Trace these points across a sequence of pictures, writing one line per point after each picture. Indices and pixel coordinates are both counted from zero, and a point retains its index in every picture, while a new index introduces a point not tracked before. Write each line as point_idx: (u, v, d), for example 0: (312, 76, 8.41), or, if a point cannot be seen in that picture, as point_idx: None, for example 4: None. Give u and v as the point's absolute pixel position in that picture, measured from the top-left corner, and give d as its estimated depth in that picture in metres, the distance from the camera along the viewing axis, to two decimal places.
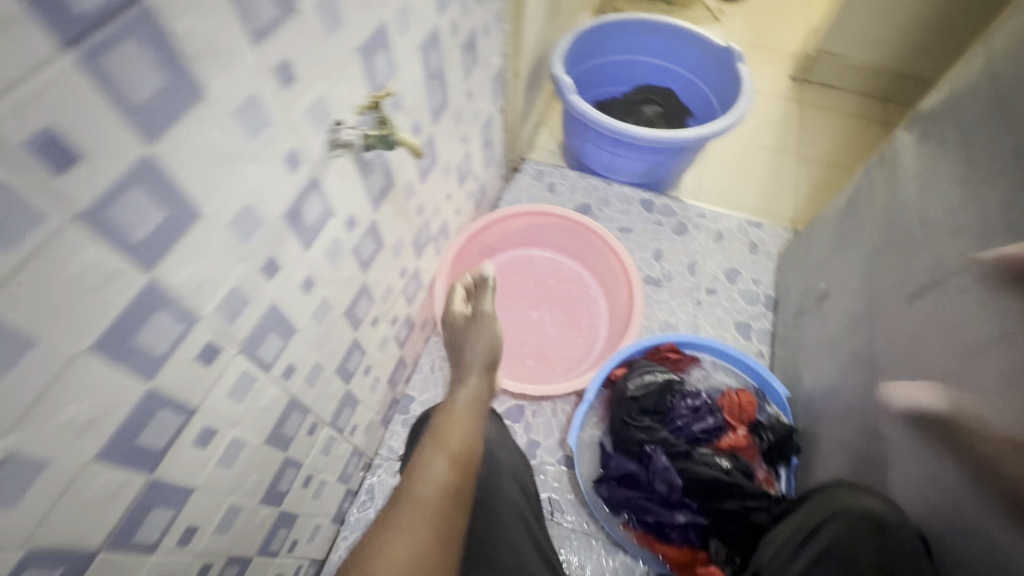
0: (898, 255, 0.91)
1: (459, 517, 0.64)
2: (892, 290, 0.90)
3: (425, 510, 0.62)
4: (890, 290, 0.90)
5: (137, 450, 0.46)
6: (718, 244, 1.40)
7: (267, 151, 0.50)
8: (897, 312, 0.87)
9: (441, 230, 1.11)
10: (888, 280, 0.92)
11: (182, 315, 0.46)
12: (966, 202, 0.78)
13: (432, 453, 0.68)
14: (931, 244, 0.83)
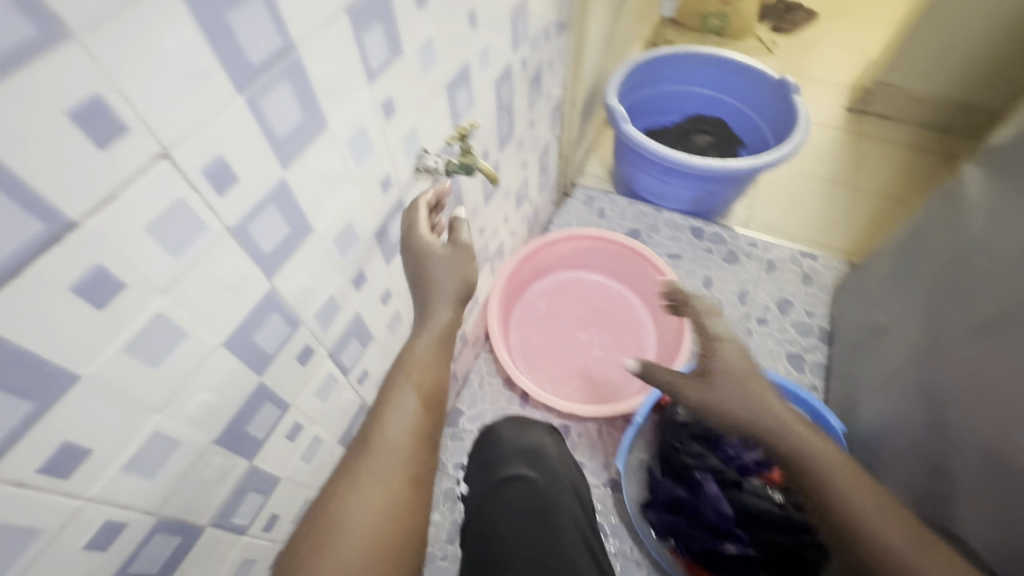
0: (963, 290, 0.89)
1: (424, 457, 0.67)
2: (958, 326, 0.88)
3: (393, 452, 0.64)
4: (956, 326, 0.88)
5: (243, 438, 0.51)
6: (769, 274, 1.40)
7: (367, 175, 0.56)
8: (960, 347, 0.86)
9: (497, 251, 1.16)
10: (953, 317, 0.90)
11: (289, 318, 0.52)
12: None
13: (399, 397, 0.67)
14: (1000, 281, 0.81)
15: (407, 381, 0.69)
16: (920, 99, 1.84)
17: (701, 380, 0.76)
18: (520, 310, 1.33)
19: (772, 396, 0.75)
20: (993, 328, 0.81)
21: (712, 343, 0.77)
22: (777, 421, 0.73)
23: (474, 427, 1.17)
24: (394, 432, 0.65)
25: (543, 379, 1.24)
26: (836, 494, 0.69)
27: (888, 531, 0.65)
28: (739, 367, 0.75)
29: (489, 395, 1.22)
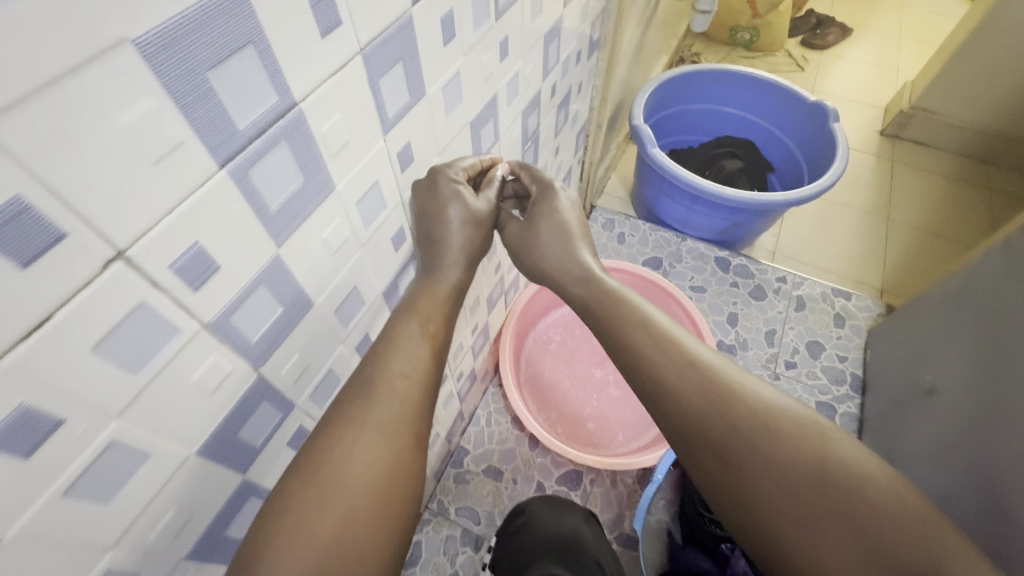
0: None
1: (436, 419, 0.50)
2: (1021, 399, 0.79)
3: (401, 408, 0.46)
4: (1019, 398, 0.79)
5: (222, 541, 0.44)
6: (799, 313, 1.31)
7: (377, 233, 0.49)
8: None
9: (512, 282, 1.09)
10: (1016, 387, 0.80)
11: (281, 404, 0.44)
12: None
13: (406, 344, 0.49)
14: None
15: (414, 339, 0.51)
16: (961, 128, 1.74)
17: (524, 225, 0.62)
18: (532, 343, 1.25)
19: (585, 248, 0.61)
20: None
21: (547, 194, 0.62)
22: (581, 278, 0.59)
23: (479, 469, 1.10)
24: (403, 385, 0.47)
25: (553, 419, 1.16)
26: (649, 359, 0.50)
27: (724, 398, 0.46)
28: (570, 221, 0.61)
29: (497, 434, 1.14)
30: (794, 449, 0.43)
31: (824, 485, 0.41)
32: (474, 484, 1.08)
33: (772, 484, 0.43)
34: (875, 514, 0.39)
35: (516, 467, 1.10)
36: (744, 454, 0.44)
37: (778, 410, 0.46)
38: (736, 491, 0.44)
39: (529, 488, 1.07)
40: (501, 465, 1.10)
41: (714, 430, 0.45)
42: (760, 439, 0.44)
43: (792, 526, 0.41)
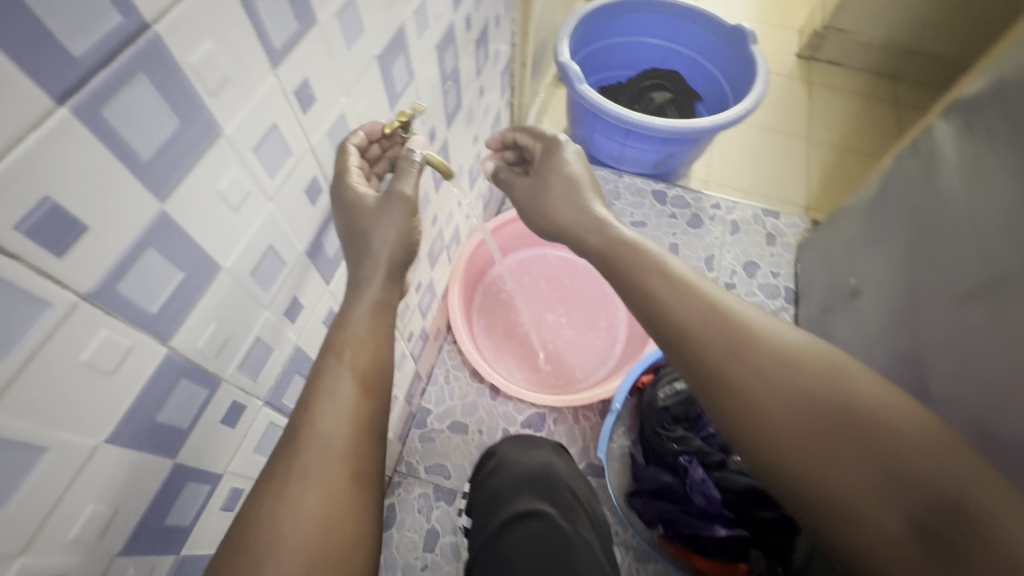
0: (939, 249, 0.85)
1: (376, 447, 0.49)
2: (936, 287, 0.84)
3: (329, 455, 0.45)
4: (933, 287, 0.84)
5: (163, 531, 0.41)
6: (734, 236, 1.36)
7: (287, 184, 0.44)
8: (942, 312, 0.81)
9: (453, 236, 1.06)
10: (930, 278, 0.86)
11: (206, 379, 0.41)
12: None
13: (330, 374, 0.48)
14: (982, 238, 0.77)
15: (340, 362, 0.49)
16: (867, 45, 1.81)
17: (536, 182, 0.65)
18: (483, 296, 1.24)
19: (594, 199, 0.62)
20: (969, 292, 0.77)
21: (556, 150, 0.65)
22: (596, 226, 0.59)
23: (443, 427, 1.10)
24: (327, 431, 0.46)
25: (512, 366, 1.18)
26: (668, 306, 0.50)
27: (744, 340, 0.47)
28: (576, 172, 0.63)
29: (457, 390, 1.14)
30: (819, 391, 0.44)
31: (847, 427, 0.42)
32: (440, 441, 1.08)
33: (799, 428, 0.43)
34: (903, 451, 0.40)
35: (480, 418, 1.11)
36: (766, 398, 0.45)
37: (801, 353, 0.46)
38: (755, 434, 0.45)
39: (495, 436, 1.09)
40: (466, 418, 1.11)
41: (737, 375, 0.46)
42: (782, 383, 0.45)
43: (818, 466, 0.42)
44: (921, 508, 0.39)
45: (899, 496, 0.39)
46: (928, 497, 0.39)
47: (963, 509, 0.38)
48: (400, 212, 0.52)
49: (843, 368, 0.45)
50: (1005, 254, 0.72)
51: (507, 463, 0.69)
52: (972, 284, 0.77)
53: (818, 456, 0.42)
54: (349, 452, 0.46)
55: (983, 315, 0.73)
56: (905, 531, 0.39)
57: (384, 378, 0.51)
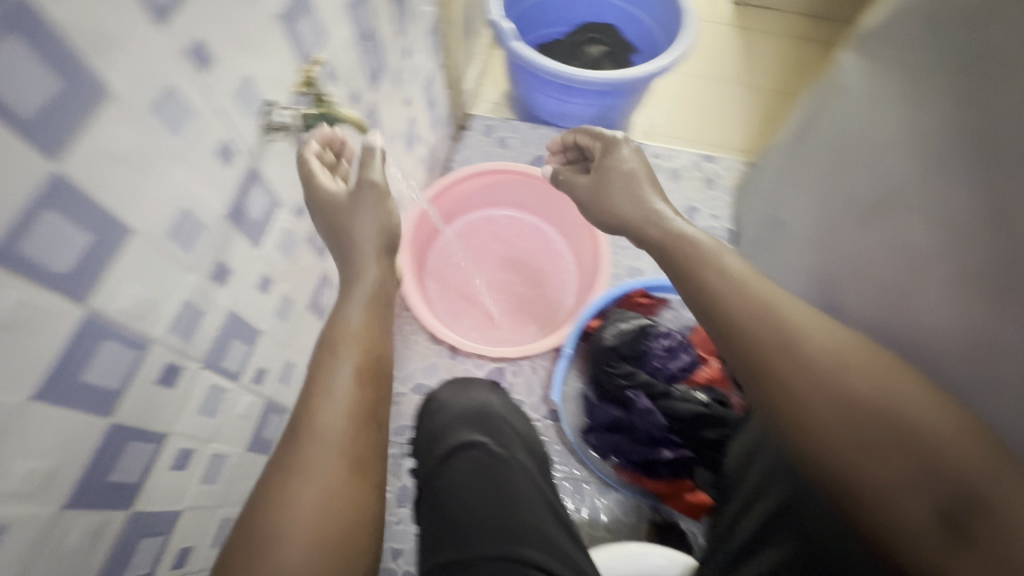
0: (854, 173, 0.88)
1: (374, 436, 0.55)
2: (848, 208, 0.88)
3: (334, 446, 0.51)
4: (847, 209, 0.89)
5: (110, 488, 0.43)
6: (675, 183, 1.41)
7: (194, 146, 0.45)
8: (853, 232, 0.86)
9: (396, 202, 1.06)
10: (842, 201, 0.90)
11: (132, 341, 0.42)
12: (924, 114, 0.74)
13: (329, 374, 0.53)
14: (891, 155, 0.79)
15: (338, 360, 0.54)
16: None
17: (596, 180, 0.76)
18: (435, 261, 1.26)
19: (655, 197, 0.71)
20: (872, 208, 0.82)
21: (613, 148, 0.77)
22: (658, 221, 0.68)
23: (405, 389, 1.14)
24: (332, 427, 0.51)
25: (470, 327, 1.21)
26: (725, 306, 0.58)
27: (792, 341, 0.54)
28: (632, 167, 0.74)
29: (416, 353, 1.17)
30: (857, 386, 0.51)
31: (883, 422, 0.49)
32: (403, 403, 1.12)
33: (837, 417, 0.50)
34: (932, 441, 0.47)
35: (441, 378, 1.15)
36: (810, 392, 0.52)
37: (841, 350, 0.53)
38: (797, 423, 0.53)
39: None
40: (427, 380, 1.14)
41: (782, 365, 0.54)
42: (826, 378, 0.52)
43: (851, 452, 0.49)
44: (944, 490, 0.46)
45: (925, 480, 0.46)
46: (950, 481, 0.46)
47: (984, 502, 0.44)
48: (372, 200, 0.58)
49: (880, 365, 0.52)
50: (898, 167, 0.78)
51: (444, 404, 0.74)
52: (874, 200, 0.82)
53: (854, 445, 0.49)
54: (350, 444, 0.52)
55: (884, 228, 0.79)
56: (927, 508, 0.46)
57: (381, 370, 0.57)
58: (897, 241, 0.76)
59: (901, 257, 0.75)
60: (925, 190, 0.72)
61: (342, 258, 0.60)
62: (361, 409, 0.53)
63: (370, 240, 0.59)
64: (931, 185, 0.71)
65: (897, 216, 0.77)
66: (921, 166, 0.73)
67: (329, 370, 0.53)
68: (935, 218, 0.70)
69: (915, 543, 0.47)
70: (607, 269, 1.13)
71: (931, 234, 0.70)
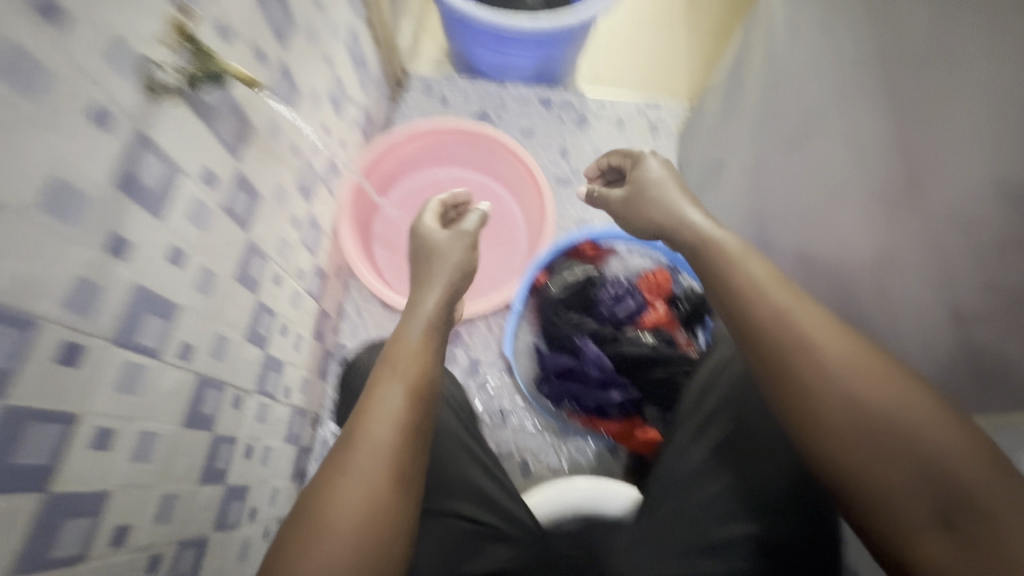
0: (777, 104, 0.85)
1: (417, 452, 0.62)
2: (771, 140, 0.87)
3: (379, 454, 0.59)
4: (769, 140, 0.87)
5: (17, 470, 0.42)
6: (620, 132, 1.40)
7: (55, 109, 0.42)
8: (776, 163, 0.85)
9: (330, 168, 1.03)
10: (767, 131, 0.88)
11: (16, 319, 0.40)
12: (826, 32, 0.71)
13: (382, 388, 0.63)
14: (803, 79, 0.77)
15: (394, 379, 0.64)
16: None
17: (633, 191, 0.79)
18: (380, 227, 1.23)
19: (691, 206, 0.72)
20: (786, 137, 0.81)
21: (642, 161, 0.82)
22: (690, 227, 0.69)
23: None
24: (380, 434, 0.60)
25: None
26: (743, 311, 0.59)
27: (808, 347, 0.55)
28: (660, 175, 0.77)
29: (371, 321, 1.18)
30: (869, 397, 0.51)
31: (894, 432, 0.50)
32: None
33: (851, 425, 0.51)
34: (933, 448, 0.48)
35: None
36: (825, 399, 0.53)
37: (859, 361, 0.53)
38: (810, 428, 0.54)
39: None
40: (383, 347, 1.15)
41: (800, 373, 0.55)
42: (840, 386, 0.52)
43: (859, 457, 0.51)
44: (946, 499, 0.47)
45: (928, 488, 0.48)
46: (951, 490, 0.47)
47: (977, 507, 0.46)
48: (463, 244, 0.83)
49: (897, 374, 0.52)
50: (807, 88, 0.75)
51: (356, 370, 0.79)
52: (787, 127, 0.81)
53: (863, 449, 0.51)
54: (394, 451, 0.60)
55: (796, 156, 0.78)
56: (927, 510, 0.48)
57: (430, 389, 0.66)
58: (807, 165, 0.75)
59: (811, 183, 0.74)
60: (827, 109, 0.71)
61: (417, 284, 0.79)
62: (409, 421, 0.62)
63: (445, 280, 0.78)
64: (833, 104, 0.69)
65: (806, 141, 0.75)
66: (826, 83, 0.71)
67: (383, 382, 0.64)
68: (836, 136, 0.69)
69: (913, 545, 0.48)
70: (553, 222, 1.13)
71: (835, 153, 0.69)
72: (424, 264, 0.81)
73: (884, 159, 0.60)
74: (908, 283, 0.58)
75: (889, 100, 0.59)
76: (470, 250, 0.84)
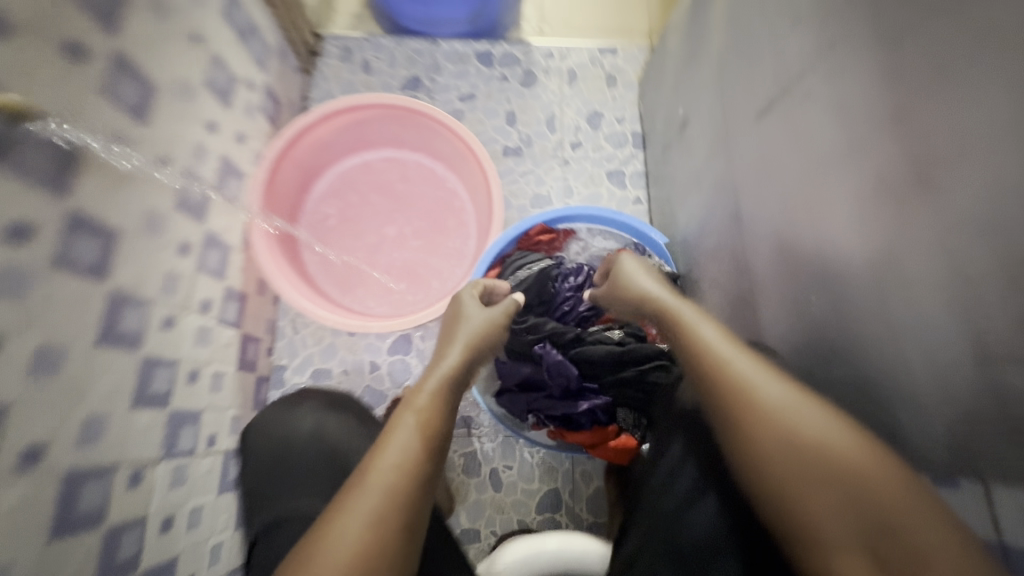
0: (748, 54, 0.70)
1: (425, 506, 0.53)
2: (741, 99, 0.72)
3: (381, 496, 0.51)
4: (739, 100, 0.73)
5: None
6: (573, 87, 1.22)
7: None
8: (747, 129, 0.71)
9: (226, 171, 0.85)
10: (736, 88, 0.73)
11: None
12: None
13: (392, 426, 0.58)
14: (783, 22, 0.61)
15: (408, 418, 0.58)
16: None
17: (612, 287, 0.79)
18: (307, 228, 1.08)
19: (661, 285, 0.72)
20: (761, 104, 0.67)
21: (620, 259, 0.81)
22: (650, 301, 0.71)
23: (304, 379, 1.03)
24: (387, 474, 0.52)
25: (365, 296, 1.07)
26: (688, 351, 0.60)
27: (744, 385, 0.55)
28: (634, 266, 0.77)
29: (309, 336, 1.05)
30: (809, 445, 0.50)
31: (827, 469, 0.48)
32: None
33: (787, 461, 0.50)
34: (862, 483, 0.46)
35: (343, 358, 1.04)
36: (760, 434, 0.52)
37: (798, 407, 0.52)
38: (749, 464, 0.53)
39: (363, 372, 1.04)
40: (327, 364, 1.04)
41: (737, 413, 0.54)
42: (776, 423, 0.52)
43: (795, 494, 0.49)
44: (880, 542, 0.45)
45: (862, 529, 0.46)
46: (880, 528, 0.45)
47: (906, 545, 0.43)
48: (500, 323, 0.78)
49: (835, 417, 0.50)
50: (786, 45, 0.61)
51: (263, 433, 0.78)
52: (763, 90, 0.66)
53: (802, 491, 0.49)
54: (400, 495, 0.52)
55: (774, 128, 0.64)
56: (859, 552, 0.45)
57: (443, 441, 0.58)
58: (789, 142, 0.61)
59: (796, 164, 0.61)
60: (811, 72, 0.57)
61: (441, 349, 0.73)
62: (423, 470, 0.54)
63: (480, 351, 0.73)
64: (819, 65, 0.55)
65: (787, 110, 0.61)
66: (809, 40, 0.57)
67: (397, 421, 0.57)
68: (823, 107, 0.55)
69: None
70: (501, 207, 0.99)
71: (823, 130, 0.55)
72: (452, 329, 0.76)
73: (887, 144, 0.47)
74: (910, 296, 0.46)
75: (892, 67, 0.46)
76: (495, 328, 0.77)
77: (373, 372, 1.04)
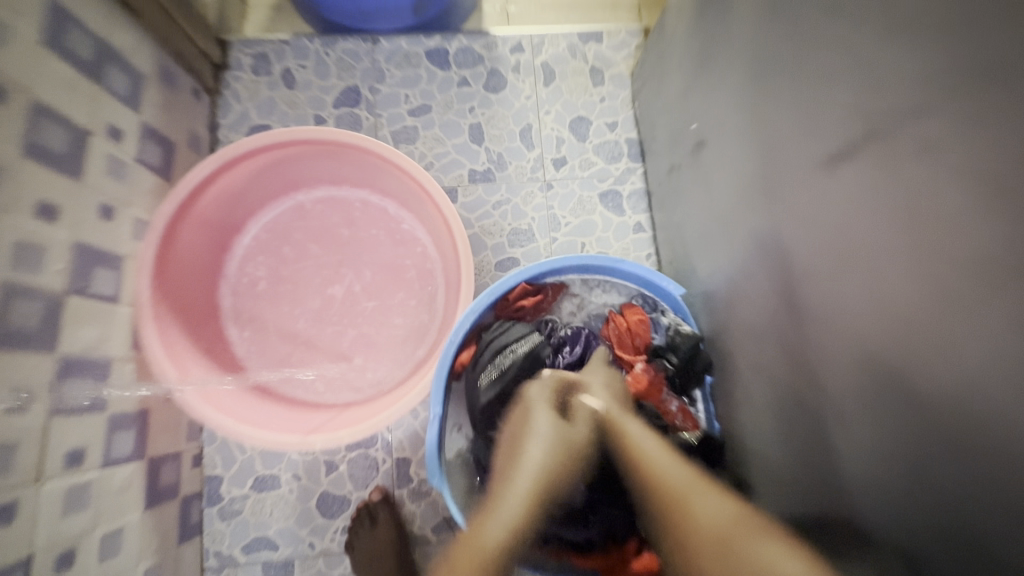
0: (813, 66, 0.47)
1: None
2: (797, 134, 0.51)
3: None
4: (792, 134, 0.51)
5: None
6: (550, 87, 0.98)
7: None
8: (806, 178, 0.50)
9: (87, 264, 0.63)
10: (788, 112, 0.51)
11: None
12: None
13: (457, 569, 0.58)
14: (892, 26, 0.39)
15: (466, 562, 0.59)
16: None
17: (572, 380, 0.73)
18: (230, 299, 0.85)
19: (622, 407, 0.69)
20: (845, 146, 0.45)
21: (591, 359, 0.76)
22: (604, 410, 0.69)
23: (246, 490, 0.84)
24: None
25: (312, 379, 0.85)
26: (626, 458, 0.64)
27: (680, 491, 0.59)
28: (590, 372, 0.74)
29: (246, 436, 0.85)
30: (731, 548, 0.53)
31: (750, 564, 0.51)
32: (249, 509, 0.84)
33: (713, 554, 0.54)
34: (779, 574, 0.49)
35: (291, 459, 0.85)
36: (689, 531, 0.56)
37: (727, 519, 0.56)
38: (683, 555, 0.57)
39: (318, 474, 0.85)
40: (274, 467, 0.85)
41: (671, 516, 0.58)
42: (706, 521, 0.56)
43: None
44: None
45: None
46: None
47: None
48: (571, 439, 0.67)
49: (765, 531, 0.53)
50: (913, 63, 0.38)
51: None
52: (855, 129, 0.43)
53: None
54: None
55: (887, 199, 0.41)
56: None
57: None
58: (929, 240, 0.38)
59: (930, 272, 0.38)
60: (999, 141, 0.32)
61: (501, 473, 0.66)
62: None
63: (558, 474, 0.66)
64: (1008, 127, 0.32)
65: (923, 185, 0.38)
66: (991, 80, 0.33)
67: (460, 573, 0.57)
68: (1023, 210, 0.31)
69: None
70: (467, 264, 0.77)
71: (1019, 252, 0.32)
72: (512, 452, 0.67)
73: None
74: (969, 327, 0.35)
75: None
76: (563, 465, 0.66)
77: (331, 474, 0.85)
